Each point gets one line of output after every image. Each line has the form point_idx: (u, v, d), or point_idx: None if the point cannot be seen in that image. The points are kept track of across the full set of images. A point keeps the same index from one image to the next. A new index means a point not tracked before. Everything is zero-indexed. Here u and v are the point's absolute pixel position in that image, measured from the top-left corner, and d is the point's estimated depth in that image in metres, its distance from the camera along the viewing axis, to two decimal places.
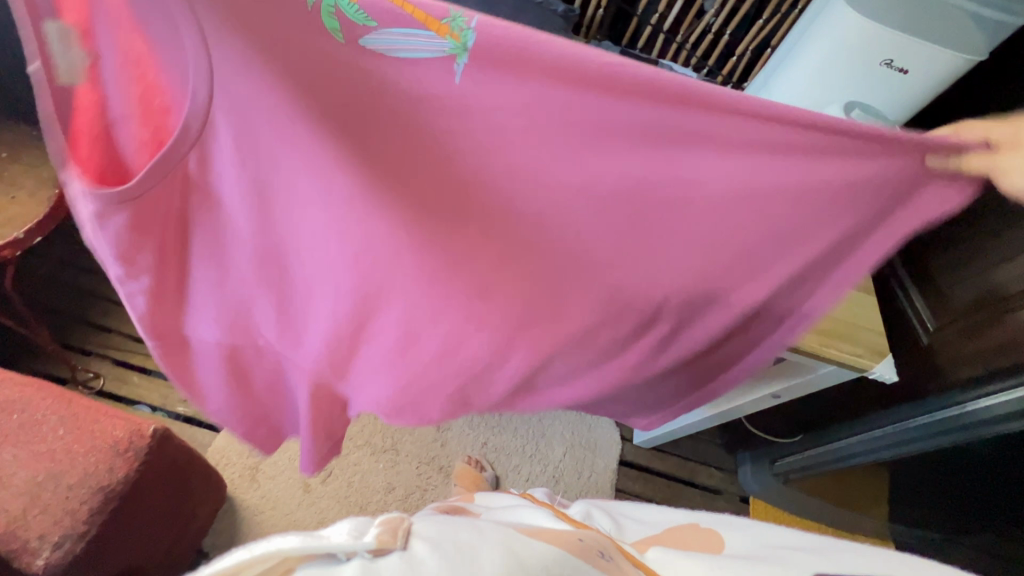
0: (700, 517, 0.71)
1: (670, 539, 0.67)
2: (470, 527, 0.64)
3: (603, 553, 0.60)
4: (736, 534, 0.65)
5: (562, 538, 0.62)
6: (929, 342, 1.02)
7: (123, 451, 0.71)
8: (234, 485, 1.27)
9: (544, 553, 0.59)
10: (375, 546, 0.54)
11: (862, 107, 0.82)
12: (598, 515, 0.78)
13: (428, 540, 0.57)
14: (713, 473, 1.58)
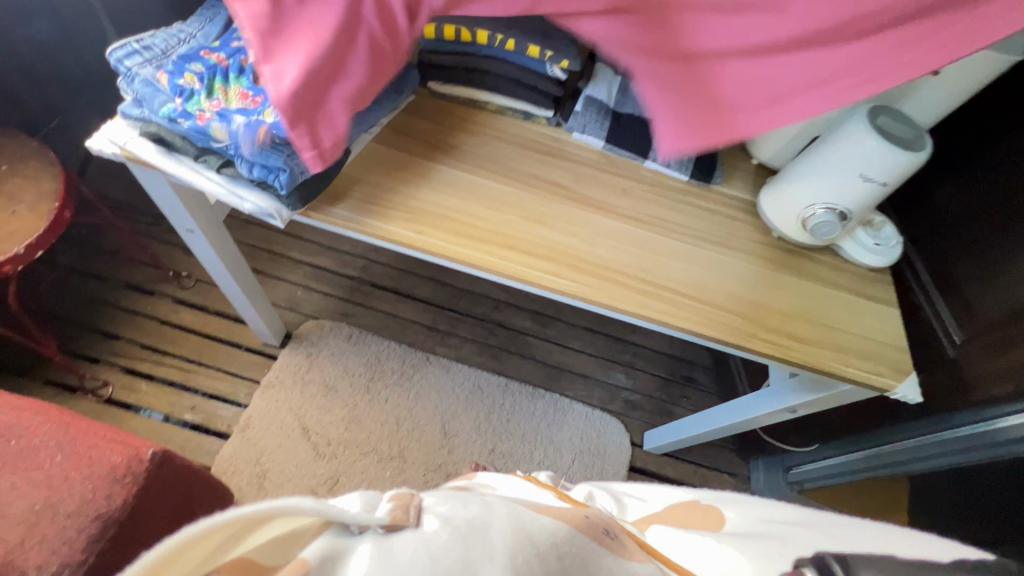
0: (703, 491, 0.62)
1: (673, 519, 0.59)
2: (476, 497, 0.52)
3: (608, 530, 0.50)
4: (738, 506, 0.57)
5: (570, 514, 0.51)
6: (954, 355, 0.95)
7: (121, 477, 0.70)
8: (241, 494, 1.27)
9: (554, 527, 0.47)
10: (387, 521, 0.44)
11: (886, 111, 0.78)
12: (602, 498, 0.69)
13: (444, 514, 0.46)
14: (725, 479, 1.56)
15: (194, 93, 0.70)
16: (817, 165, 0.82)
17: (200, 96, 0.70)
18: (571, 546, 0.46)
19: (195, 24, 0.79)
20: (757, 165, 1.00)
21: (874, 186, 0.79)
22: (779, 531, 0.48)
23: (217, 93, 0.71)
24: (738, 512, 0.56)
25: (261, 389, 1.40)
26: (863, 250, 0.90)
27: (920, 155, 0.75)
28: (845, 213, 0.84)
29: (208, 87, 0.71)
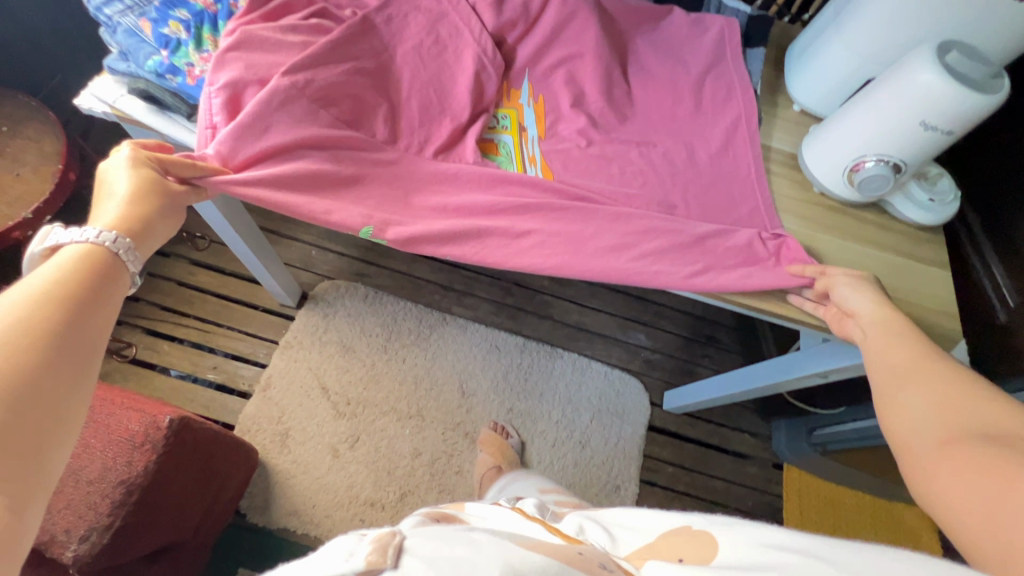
0: (697, 514, 0.52)
1: (667, 552, 0.49)
2: (457, 531, 0.47)
3: (602, 563, 0.48)
4: (736, 531, 0.47)
5: (562, 551, 0.48)
6: (1004, 321, 0.88)
7: (140, 444, 0.70)
8: (265, 451, 1.31)
9: (545, 563, 0.44)
10: (363, 568, 0.40)
11: (960, 47, 0.67)
12: (592, 532, 0.58)
13: (427, 554, 0.42)
14: (746, 439, 1.53)
15: (181, 43, 0.67)
16: (866, 113, 0.73)
17: (188, 46, 0.67)
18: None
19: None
20: (799, 111, 0.91)
21: (937, 135, 0.70)
22: (783, 562, 0.40)
23: (206, 43, 0.68)
24: (733, 541, 0.46)
25: (280, 349, 1.41)
26: (914, 206, 0.82)
27: (993, 98, 0.65)
28: (899, 165, 0.75)
29: (197, 37, 0.67)
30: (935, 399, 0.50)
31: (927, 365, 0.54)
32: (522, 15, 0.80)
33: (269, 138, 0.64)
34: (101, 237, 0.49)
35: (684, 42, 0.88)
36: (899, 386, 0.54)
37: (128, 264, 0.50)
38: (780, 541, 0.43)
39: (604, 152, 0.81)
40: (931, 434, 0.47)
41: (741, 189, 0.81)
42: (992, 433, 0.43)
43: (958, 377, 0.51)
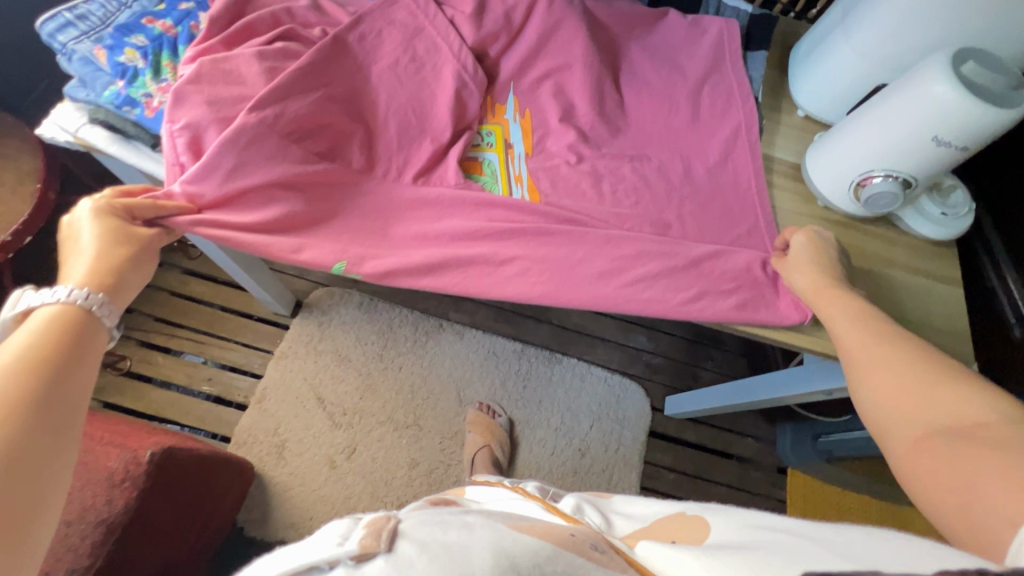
0: (691, 500, 0.51)
1: (661, 534, 0.48)
2: (451, 515, 0.46)
3: (595, 545, 0.46)
4: (729, 514, 0.46)
5: (554, 531, 0.46)
6: (1020, 337, 0.82)
7: (119, 482, 0.69)
8: (262, 463, 1.30)
9: (538, 545, 0.43)
10: (358, 551, 0.39)
11: (977, 56, 0.62)
12: (588, 512, 0.57)
13: (422, 538, 0.41)
14: (749, 443, 1.50)
15: (138, 72, 0.64)
16: (874, 125, 0.68)
17: (146, 75, 0.64)
18: (555, 565, 0.42)
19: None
20: (804, 117, 0.86)
21: (951, 150, 0.65)
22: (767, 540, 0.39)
23: (165, 70, 0.65)
24: (724, 522, 0.45)
25: (274, 359, 1.39)
26: (926, 220, 0.77)
27: (1013, 113, 0.60)
28: (909, 181, 0.70)
29: (154, 64, 0.65)
30: (895, 383, 0.47)
31: (876, 346, 0.51)
32: (505, 25, 0.76)
33: (243, 178, 0.63)
34: (72, 294, 0.49)
35: (679, 46, 0.83)
36: (856, 376, 0.51)
37: (103, 318, 0.50)
38: (768, 524, 0.42)
39: (596, 169, 0.76)
40: (897, 419, 0.45)
41: (741, 204, 0.77)
42: (963, 429, 0.40)
43: (907, 357, 0.49)
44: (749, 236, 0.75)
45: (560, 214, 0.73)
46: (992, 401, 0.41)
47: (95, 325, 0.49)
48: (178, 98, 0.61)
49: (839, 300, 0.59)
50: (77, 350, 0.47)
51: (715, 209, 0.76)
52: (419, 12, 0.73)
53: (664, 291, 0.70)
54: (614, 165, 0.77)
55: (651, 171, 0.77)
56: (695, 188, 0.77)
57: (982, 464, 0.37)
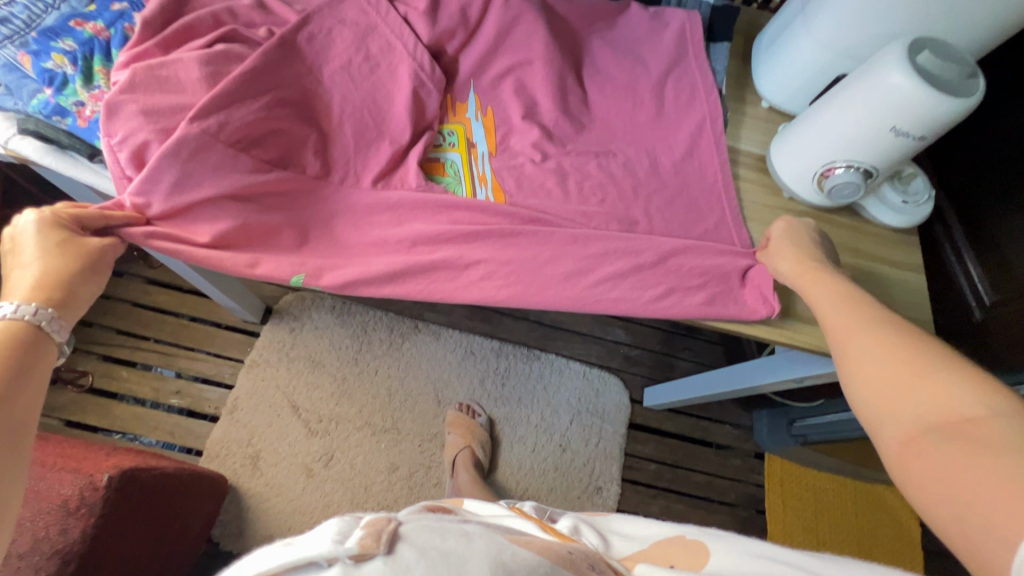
0: (689, 526, 0.52)
1: (659, 558, 0.48)
2: (449, 522, 0.42)
3: (593, 565, 0.43)
4: (726, 541, 0.48)
5: (551, 547, 0.42)
6: (981, 319, 0.85)
7: (75, 509, 0.67)
8: (235, 475, 1.27)
9: (534, 560, 0.39)
10: (356, 552, 0.36)
11: (932, 46, 0.62)
12: (586, 533, 0.54)
13: (422, 544, 0.38)
14: (727, 431, 1.52)
15: (68, 79, 0.61)
16: (835, 116, 0.68)
17: (76, 82, 0.61)
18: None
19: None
20: (768, 109, 0.86)
21: (909, 140, 0.65)
22: None
23: (97, 77, 0.62)
24: (725, 551, 0.47)
25: (245, 368, 1.35)
26: (888, 209, 0.78)
27: (967, 102, 0.60)
28: (870, 171, 0.71)
29: (85, 70, 0.62)
30: (881, 375, 0.47)
31: (863, 334, 0.50)
32: (462, 21, 0.73)
33: (191, 194, 0.60)
34: (19, 310, 0.46)
35: (642, 39, 0.82)
36: (844, 367, 0.50)
37: (52, 334, 0.47)
38: (767, 553, 0.46)
39: (561, 166, 0.75)
40: (887, 416, 0.45)
41: (706, 198, 0.77)
42: (952, 427, 0.41)
43: (894, 342, 0.48)
44: (716, 231, 0.75)
45: (525, 214, 0.71)
46: (979, 391, 0.41)
47: (40, 341, 0.46)
48: (111, 112, 0.57)
49: (828, 287, 0.58)
50: (18, 367, 0.44)
51: (683, 203, 0.76)
52: (371, 9, 0.70)
53: (633, 291, 0.70)
54: (580, 163, 0.76)
55: (616, 168, 0.76)
56: (662, 183, 0.76)
57: (971, 467, 0.38)
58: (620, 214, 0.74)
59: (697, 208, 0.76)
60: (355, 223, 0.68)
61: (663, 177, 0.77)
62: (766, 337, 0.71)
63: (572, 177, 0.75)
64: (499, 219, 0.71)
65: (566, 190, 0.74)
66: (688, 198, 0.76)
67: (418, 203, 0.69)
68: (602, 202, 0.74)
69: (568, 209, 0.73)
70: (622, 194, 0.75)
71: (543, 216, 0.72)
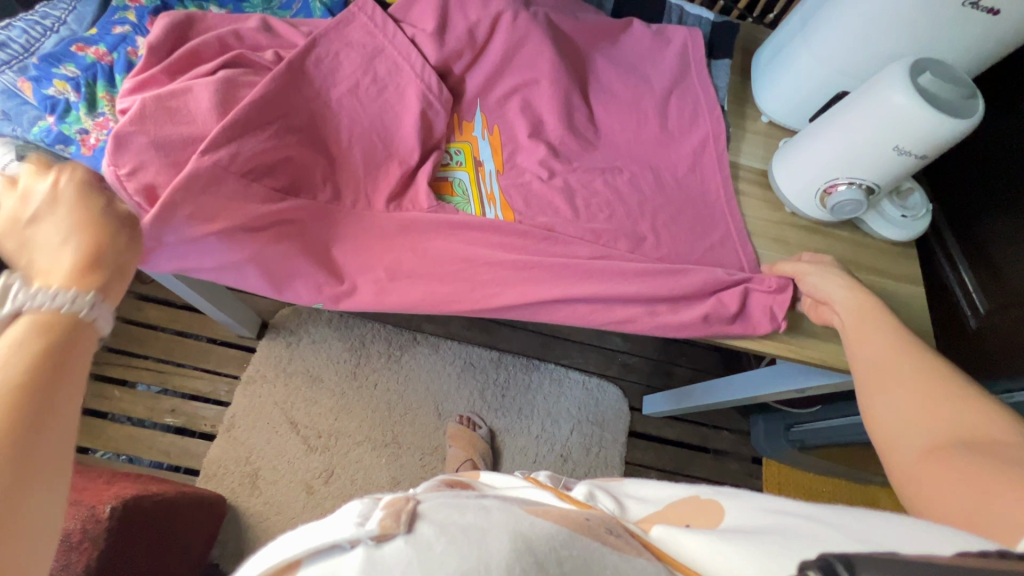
0: (704, 485, 0.51)
1: (674, 516, 0.49)
2: (466, 500, 0.43)
3: (611, 527, 0.43)
4: (742, 499, 0.47)
5: (568, 515, 0.43)
6: (976, 326, 0.86)
7: (78, 543, 0.65)
8: (234, 495, 1.25)
9: (551, 527, 0.39)
10: (378, 532, 0.36)
11: (932, 68, 0.63)
12: (601, 498, 0.54)
13: (441, 520, 0.38)
14: (725, 436, 1.54)
15: (70, 106, 0.60)
16: (837, 133, 0.69)
17: (79, 108, 0.60)
18: (572, 548, 0.38)
19: (62, 4, 0.66)
20: (768, 123, 0.87)
21: (910, 159, 0.66)
22: (784, 524, 0.41)
23: (102, 103, 0.61)
24: (738, 507, 0.46)
25: (242, 385, 1.33)
26: (888, 223, 0.79)
27: (968, 124, 0.62)
28: (872, 188, 0.72)
29: (89, 96, 0.60)
30: (914, 394, 0.49)
31: (899, 360, 0.53)
32: (468, 42, 0.73)
33: (205, 225, 0.59)
34: (52, 299, 0.34)
35: (646, 57, 0.82)
36: (877, 387, 0.53)
37: (94, 326, 0.36)
38: (782, 507, 0.44)
39: (568, 183, 0.75)
40: (914, 430, 0.47)
41: (714, 215, 0.77)
42: (976, 443, 0.42)
43: (930, 371, 0.50)
44: (721, 249, 0.76)
45: (533, 233, 0.71)
46: (1005, 418, 0.43)
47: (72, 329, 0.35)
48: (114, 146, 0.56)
49: (860, 314, 0.61)
50: (57, 365, 0.33)
51: (689, 220, 0.77)
52: (377, 31, 0.69)
53: (643, 306, 0.70)
54: (585, 179, 0.76)
55: (622, 184, 0.77)
56: (667, 201, 0.77)
57: (986, 468, 0.39)
58: (626, 232, 0.74)
59: (702, 224, 0.77)
60: (362, 245, 0.68)
61: (670, 195, 0.77)
62: (772, 351, 0.72)
63: (579, 195, 0.75)
64: (507, 240, 0.71)
65: (573, 208, 0.75)
66: (694, 215, 0.77)
67: (426, 225, 0.69)
68: (609, 219, 0.75)
69: (575, 228, 0.73)
70: (628, 212, 0.75)
71: (550, 235, 0.72)
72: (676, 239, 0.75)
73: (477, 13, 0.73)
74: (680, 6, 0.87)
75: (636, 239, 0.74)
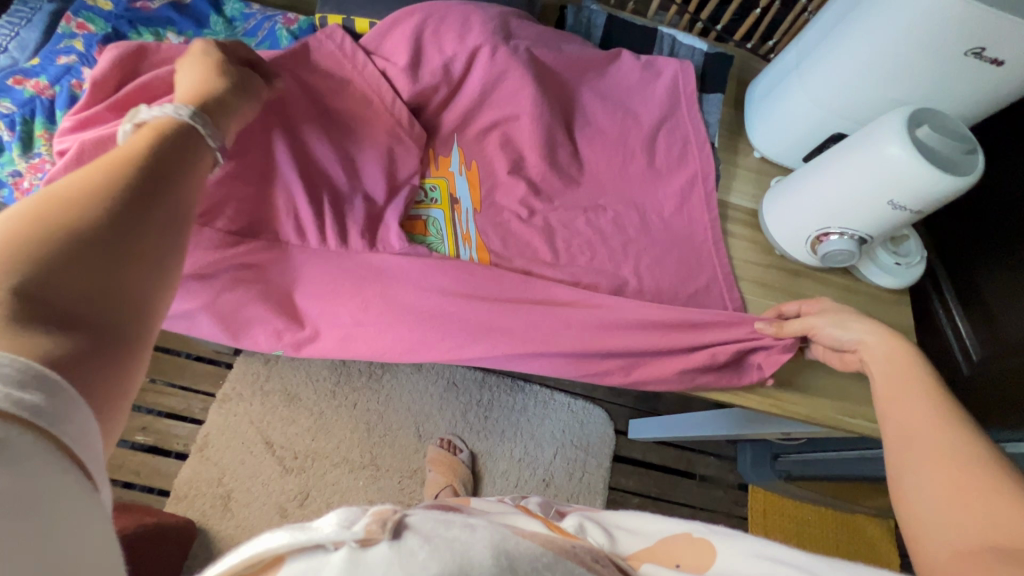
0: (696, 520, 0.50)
1: (665, 557, 0.46)
2: (453, 516, 0.39)
3: (597, 556, 0.42)
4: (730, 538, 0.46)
5: (553, 538, 0.41)
6: (968, 372, 0.83)
7: None
8: (206, 517, 1.21)
9: (536, 545, 0.38)
10: (363, 536, 0.33)
11: (933, 119, 0.60)
12: (591, 529, 0.51)
13: (429, 531, 0.35)
14: (712, 462, 1.51)
15: (5, 147, 0.62)
16: (834, 177, 0.66)
17: (13, 148, 0.62)
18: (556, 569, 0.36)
19: (3, 32, 0.70)
20: (759, 160, 0.83)
21: (905, 214, 0.63)
22: None
23: (38, 142, 0.63)
24: (731, 551, 0.45)
25: (217, 403, 1.29)
26: (882, 271, 0.76)
27: (967, 181, 0.58)
28: (864, 239, 0.69)
29: (24, 135, 0.63)
30: (949, 474, 0.43)
31: (937, 431, 0.46)
32: (445, 77, 0.70)
33: None
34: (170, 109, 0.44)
35: (635, 90, 0.78)
36: (908, 460, 0.46)
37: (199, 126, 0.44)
38: (773, 554, 0.44)
39: (548, 223, 0.73)
40: (950, 519, 0.41)
41: (700, 259, 0.74)
42: (1017, 553, 0.36)
43: (969, 452, 0.44)
44: (707, 298, 0.72)
45: (507, 278, 0.68)
46: None
47: (191, 139, 0.43)
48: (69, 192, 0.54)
49: (888, 369, 0.55)
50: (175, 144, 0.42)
51: (676, 264, 0.73)
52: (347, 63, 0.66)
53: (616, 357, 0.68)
54: (564, 219, 0.73)
55: (603, 224, 0.74)
56: (653, 243, 0.74)
57: None
58: (605, 277, 0.71)
59: (690, 271, 0.73)
60: (328, 288, 0.67)
61: (655, 237, 0.74)
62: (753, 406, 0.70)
63: (557, 236, 0.73)
64: (479, 286, 0.67)
65: (550, 251, 0.72)
66: (680, 259, 0.73)
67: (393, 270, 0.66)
68: (587, 263, 0.72)
69: (551, 271, 0.71)
70: (609, 256, 0.72)
71: (527, 280, 0.69)
72: (661, 285, 0.72)
73: (454, 47, 0.69)
74: (672, 35, 0.84)
75: (616, 285, 0.71)
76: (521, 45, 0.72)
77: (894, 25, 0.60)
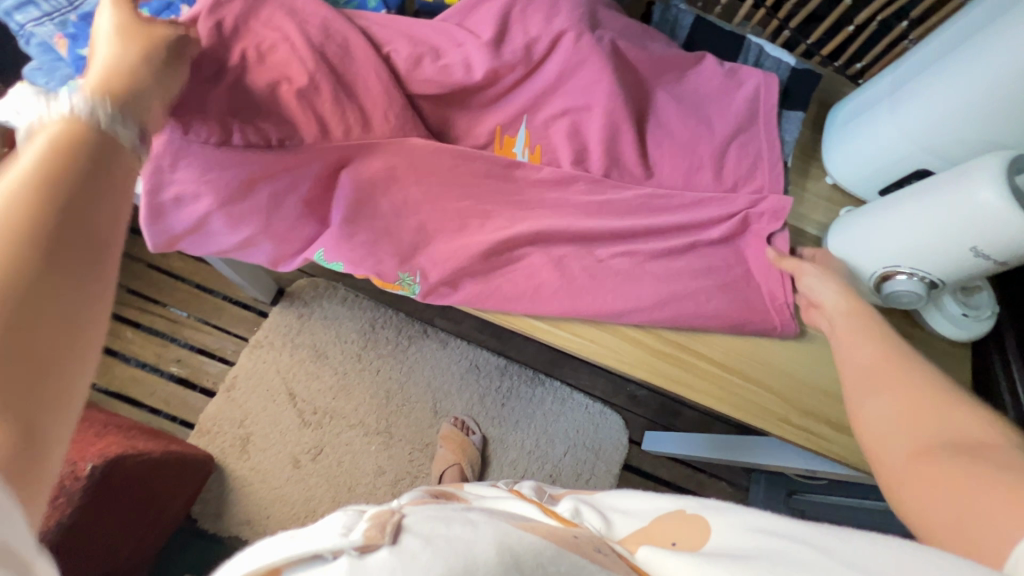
0: (691, 497, 0.45)
1: (660, 537, 0.43)
2: (454, 512, 0.40)
3: (599, 548, 0.40)
4: (726, 513, 0.41)
5: (555, 530, 0.40)
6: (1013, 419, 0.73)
7: (52, 497, 0.67)
8: (223, 455, 1.27)
9: (540, 544, 0.37)
10: (362, 543, 0.34)
11: None
12: (587, 514, 0.49)
13: (427, 533, 0.35)
14: (723, 488, 1.48)
15: None
16: (910, 216, 0.62)
17: None
18: (559, 565, 0.36)
19: None
20: (831, 186, 0.80)
21: (985, 262, 0.60)
22: (770, 547, 0.35)
23: None
24: (727, 525, 0.40)
25: (248, 348, 1.34)
26: (946, 320, 0.73)
27: None
28: (934, 283, 0.66)
29: None
30: (896, 406, 0.47)
31: (886, 371, 0.51)
32: (524, 58, 0.70)
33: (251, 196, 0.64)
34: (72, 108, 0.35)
35: (712, 96, 0.76)
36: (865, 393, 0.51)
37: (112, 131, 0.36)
38: (772, 527, 0.38)
39: (604, 219, 0.72)
40: (899, 441, 0.44)
41: (752, 226, 0.74)
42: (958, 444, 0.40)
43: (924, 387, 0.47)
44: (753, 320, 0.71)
45: None
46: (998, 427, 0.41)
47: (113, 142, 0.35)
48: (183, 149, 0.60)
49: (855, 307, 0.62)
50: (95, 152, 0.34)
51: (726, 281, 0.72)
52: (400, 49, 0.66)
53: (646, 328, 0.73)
54: (619, 218, 0.73)
55: (659, 230, 0.73)
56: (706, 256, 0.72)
57: (974, 476, 0.37)
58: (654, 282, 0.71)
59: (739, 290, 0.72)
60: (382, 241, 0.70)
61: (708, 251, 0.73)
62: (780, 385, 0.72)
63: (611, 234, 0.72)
64: None
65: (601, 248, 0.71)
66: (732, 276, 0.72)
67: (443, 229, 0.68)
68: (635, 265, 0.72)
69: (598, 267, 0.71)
70: (663, 261, 0.72)
71: None
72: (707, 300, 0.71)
73: (539, 29, 0.70)
74: (760, 45, 0.80)
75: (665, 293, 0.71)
76: (607, 36, 0.71)
77: (1008, 62, 0.56)
